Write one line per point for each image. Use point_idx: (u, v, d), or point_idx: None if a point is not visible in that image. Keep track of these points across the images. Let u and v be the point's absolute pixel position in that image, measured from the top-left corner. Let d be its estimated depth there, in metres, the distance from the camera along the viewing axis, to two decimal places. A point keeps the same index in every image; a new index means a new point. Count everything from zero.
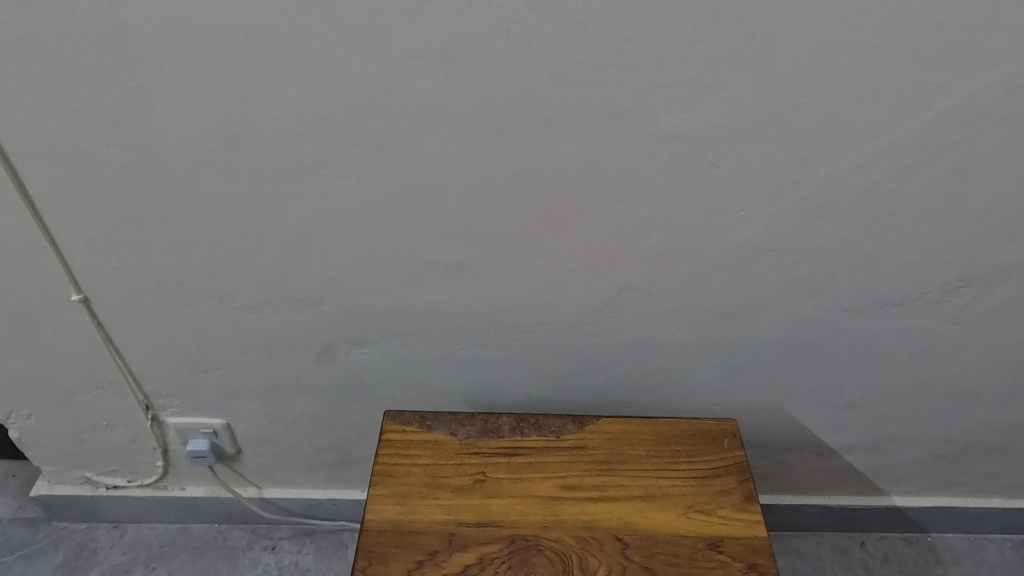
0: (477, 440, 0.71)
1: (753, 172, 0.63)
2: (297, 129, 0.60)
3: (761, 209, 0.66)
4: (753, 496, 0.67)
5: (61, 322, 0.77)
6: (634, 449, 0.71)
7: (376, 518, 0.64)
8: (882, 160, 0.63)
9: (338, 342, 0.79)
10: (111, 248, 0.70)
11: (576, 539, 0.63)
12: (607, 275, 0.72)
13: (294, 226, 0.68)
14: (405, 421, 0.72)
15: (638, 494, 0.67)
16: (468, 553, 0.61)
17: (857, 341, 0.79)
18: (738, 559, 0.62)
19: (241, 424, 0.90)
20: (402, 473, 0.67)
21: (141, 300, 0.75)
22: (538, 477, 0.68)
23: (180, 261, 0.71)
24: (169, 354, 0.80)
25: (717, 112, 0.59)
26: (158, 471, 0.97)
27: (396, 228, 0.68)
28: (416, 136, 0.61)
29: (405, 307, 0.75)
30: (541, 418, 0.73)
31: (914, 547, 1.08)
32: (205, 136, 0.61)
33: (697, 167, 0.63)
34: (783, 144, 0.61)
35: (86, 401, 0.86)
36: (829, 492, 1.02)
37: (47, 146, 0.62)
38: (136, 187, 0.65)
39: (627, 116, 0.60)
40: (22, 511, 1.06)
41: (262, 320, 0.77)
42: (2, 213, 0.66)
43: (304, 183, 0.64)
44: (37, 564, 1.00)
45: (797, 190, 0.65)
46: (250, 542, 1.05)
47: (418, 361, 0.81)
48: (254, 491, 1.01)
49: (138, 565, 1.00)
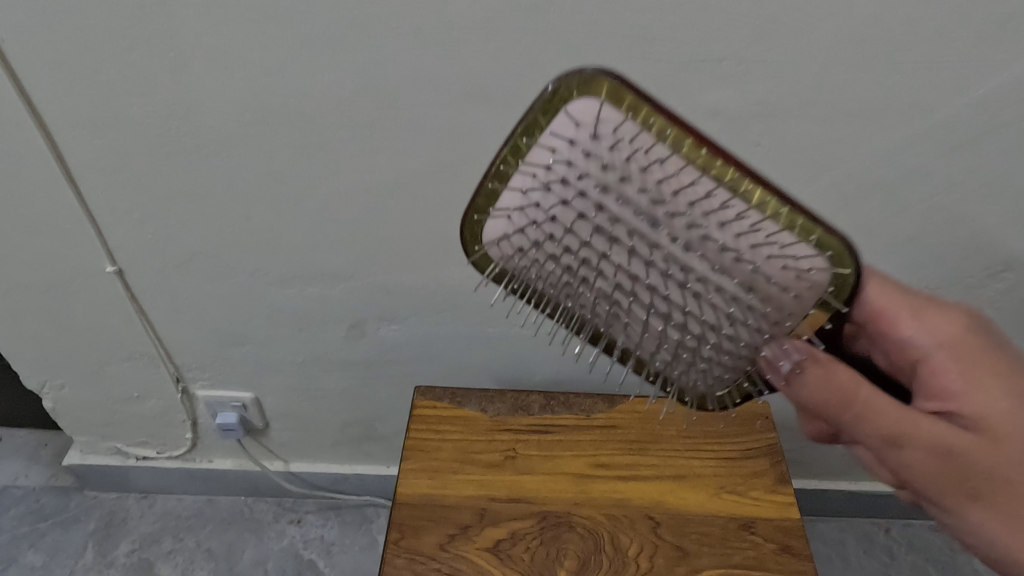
0: (507, 417, 0.71)
1: (797, 151, 0.62)
2: (333, 101, 0.60)
3: (801, 188, 0.65)
4: (785, 478, 0.66)
5: (96, 294, 0.77)
6: (665, 429, 0.71)
7: (408, 492, 0.64)
8: (928, 140, 0.61)
9: (369, 319, 0.79)
10: (148, 221, 0.70)
11: (607, 517, 0.63)
12: None
13: (329, 201, 0.68)
14: (435, 397, 0.73)
15: (669, 473, 0.67)
16: (499, 528, 0.62)
17: None
18: (771, 540, 0.61)
19: (270, 398, 0.90)
20: (433, 448, 0.68)
21: (174, 273, 0.75)
22: (568, 455, 0.68)
23: (214, 234, 0.71)
24: (201, 327, 0.81)
25: (761, 89, 0.58)
26: (187, 443, 0.99)
27: (430, 202, 0.67)
28: (454, 110, 0.60)
29: (437, 283, 0.75)
30: (571, 397, 0.73)
31: (939, 535, 1.05)
32: (242, 108, 0.61)
33: (737, 145, 0.62)
34: (826, 122, 0.60)
35: (119, 372, 0.87)
36: (856, 478, 1.00)
37: (86, 116, 0.62)
38: (172, 159, 0.65)
39: (669, 92, 0.59)
40: (54, 480, 1.08)
41: (293, 295, 0.77)
42: (42, 184, 0.67)
43: (339, 156, 0.64)
44: (69, 532, 1.02)
45: (839, 168, 0.63)
46: (276, 515, 1.06)
47: (447, 338, 0.81)
48: (280, 465, 1.02)
49: (167, 535, 1.03)
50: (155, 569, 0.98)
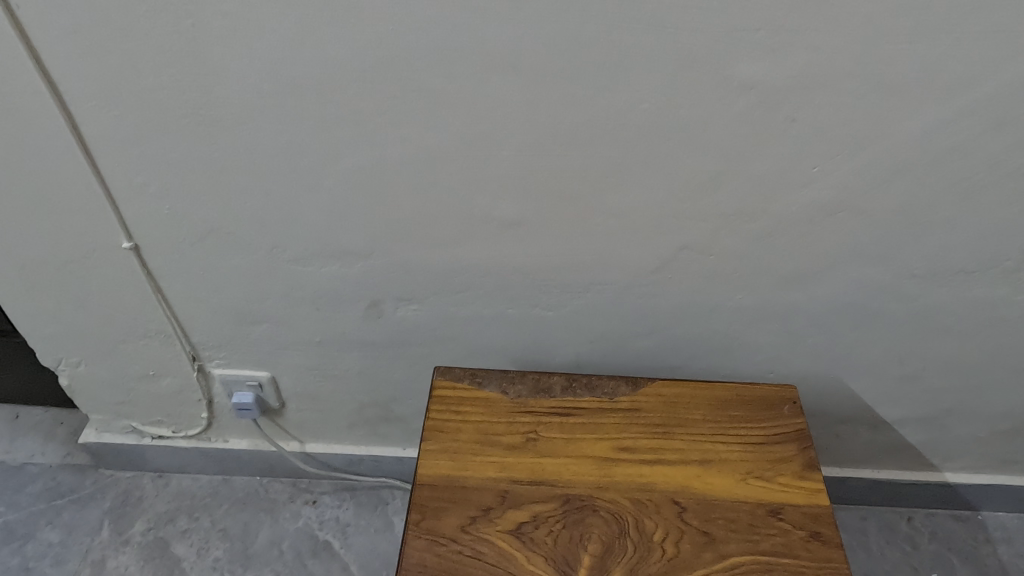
0: (528, 399, 0.70)
1: (833, 126, 0.60)
2: (354, 72, 0.58)
3: (836, 165, 0.63)
4: (814, 464, 0.65)
5: (112, 270, 0.76)
6: (690, 413, 0.69)
7: (428, 473, 0.63)
8: (972, 114, 0.59)
9: (387, 298, 0.78)
10: (163, 196, 0.69)
11: (631, 501, 0.62)
12: (667, 234, 0.69)
13: (348, 176, 0.66)
14: (454, 377, 0.71)
15: (695, 458, 0.65)
16: (522, 510, 0.61)
17: (922, 310, 0.75)
18: (799, 527, 0.61)
19: (286, 377, 0.90)
20: (454, 430, 0.66)
21: (190, 249, 0.74)
22: (591, 438, 0.66)
23: (231, 209, 0.70)
24: (218, 305, 0.80)
25: (798, 61, 0.56)
26: (202, 423, 0.98)
27: (450, 178, 0.65)
28: (478, 82, 0.58)
29: (456, 262, 0.73)
30: (594, 379, 0.72)
31: (964, 524, 1.03)
32: (260, 78, 0.59)
33: (771, 120, 0.60)
34: (864, 97, 0.58)
35: (135, 350, 0.86)
36: (879, 467, 0.98)
37: (102, 87, 0.61)
38: (190, 132, 0.63)
39: (702, 63, 0.56)
40: (70, 458, 1.08)
41: (310, 273, 0.76)
42: (58, 157, 0.66)
43: (359, 130, 0.62)
44: (85, 510, 1.02)
45: (877, 144, 0.61)
46: (291, 496, 1.05)
47: (466, 319, 0.80)
48: (296, 445, 1.01)
49: (183, 514, 1.02)
50: (171, 548, 0.98)
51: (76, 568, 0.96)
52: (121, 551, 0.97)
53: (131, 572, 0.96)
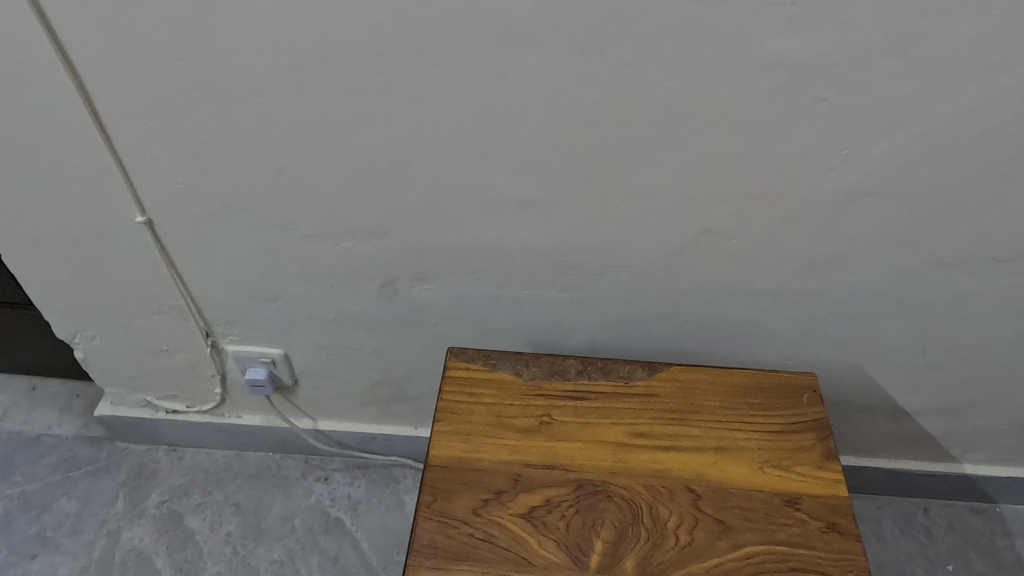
0: (542, 381, 0.69)
1: (863, 107, 0.58)
2: (371, 45, 0.57)
3: (867, 147, 0.61)
4: (833, 454, 0.64)
5: (126, 244, 0.76)
6: (706, 399, 0.68)
7: (441, 454, 0.63)
8: (1012, 96, 0.56)
9: (401, 277, 0.77)
10: (177, 170, 0.68)
11: (645, 487, 0.61)
12: (688, 217, 0.67)
13: (363, 152, 0.65)
14: (468, 358, 0.70)
15: (711, 445, 0.64)
16: (534, 494, 0.60)
17: (949, 298, 0.73)
18: (816, 518, 0.60)
19: (299, 355, 0.89)
20: (466, 411, 0.66)
21: (204, 225, 0.73)
22: (606, 423, 0.66)
23: (244, 185, 0.69)
24: (232, 281, 0.80)
25: (832, 38, 0.54)
26: (215, 399, 0.99)
27: (468, 156, 0.64)
28: (499, 54, 0.57)
29: (472, 242, 0.72)
30: (609, 362, 0.71)
31: (981, 517, 1.01)
32: (275, 51, 0.58)
33: (800, 99, 0.58)
34: (899, 76, 0.56)
35: (149, 324, 0.86)
36: (897, 457, 0.97)
37: (114, 57, 0.60)
38: (204, 106, 0.62)
39: (731, 40, 0.54)
40: (86, 430, 1.09)
41: (324, 251, 0.75)
42: (71, 130, 0.65)
43: (376, 104, 0.61)
44: (101, 482, 1.03)
45: (909, 127, 0.59)
46: (303, 473, 1.06)
47: (480, 300, 0.79)
48: (308, 423, 1.02)
49: (196, 488, 1.03)
50: (185, 521, 0.99)
51: (92, 538, 0.97)
52: (136, 523, 0.99)
53: (145, 544, 0.97)
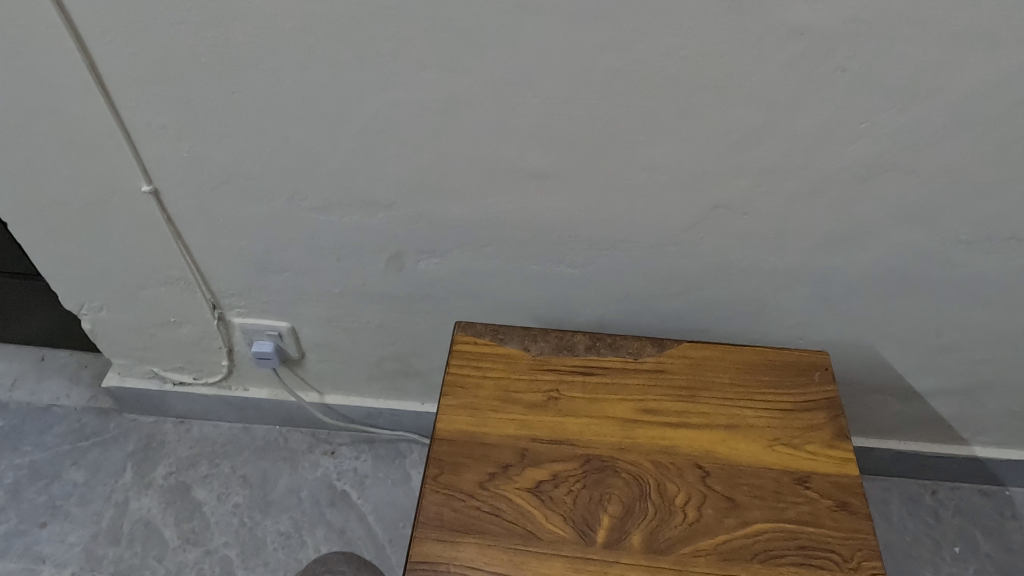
0: (550, 357, 0.68)
1: (885, 77, 0.56)
2: (379, 9, 0.55)
3: (887, 120, 0.59)
4: (844, 433, 0.63)
5: (132, 214, 0.75)
6: (716, 376, 0.67)
7: (448, 428, 0.62)
8: None
9: (408, 251, 0.76)
10: (182, 139, 0.67)
11: (653, 464, 0.60)
12: (701, 191, 0.66)
13: (371, 121, 0.64)
14: (476, 333, 0.70)
15: (720, 422, 0.64)
16: (540, 469, 0.60)
17: (965, 278, 0.72)
18: (826, 497, 0.59)
19: (306, 328, 0.89)
20: (474, 386, 0.65)
21: (210, 194, 0.72)
22: (615, 399, 0.65)
23: (251, 154, 0.68)
24: (239, 253, 0.79)
25: (855, 5, 0.52)
26: (222, 371, 0.99)
27: (478, 127, 0.63)
28: (510, 21, 0.55)
29: (480, 215, 0.71)
30: (618, 338, 0.70)
31: (989, 499, 1.01)
32: (281, 15, 0.56)
33: (820, 70, 0.56)
34: (924, 45, 0.54)
35: (156, 296, 0.86)
36: (906, 438, 0.96)
37: (117, 21, 0.58)
38: (210, 72, 0.61)
39: (750, 6, 0.53)
40: (94, 401, 1.09)
41: (331, 223, 0.74)
42: (76, 96, 0.64)
43: (384, 73, 0.60)
44: (110, 452, 1.04)
45: (933, 98, 0.57)
46: (310, 446, 1.06)
47: (489, 274, 0.78)
48: (315, 396, 1.02)
49: (204, 460, 1.04)
50: (192, 492, 1.00)
51: (100, 508, 0.98)
52: (144, 494, 0.99)
53: (153, 514, 0.97)
